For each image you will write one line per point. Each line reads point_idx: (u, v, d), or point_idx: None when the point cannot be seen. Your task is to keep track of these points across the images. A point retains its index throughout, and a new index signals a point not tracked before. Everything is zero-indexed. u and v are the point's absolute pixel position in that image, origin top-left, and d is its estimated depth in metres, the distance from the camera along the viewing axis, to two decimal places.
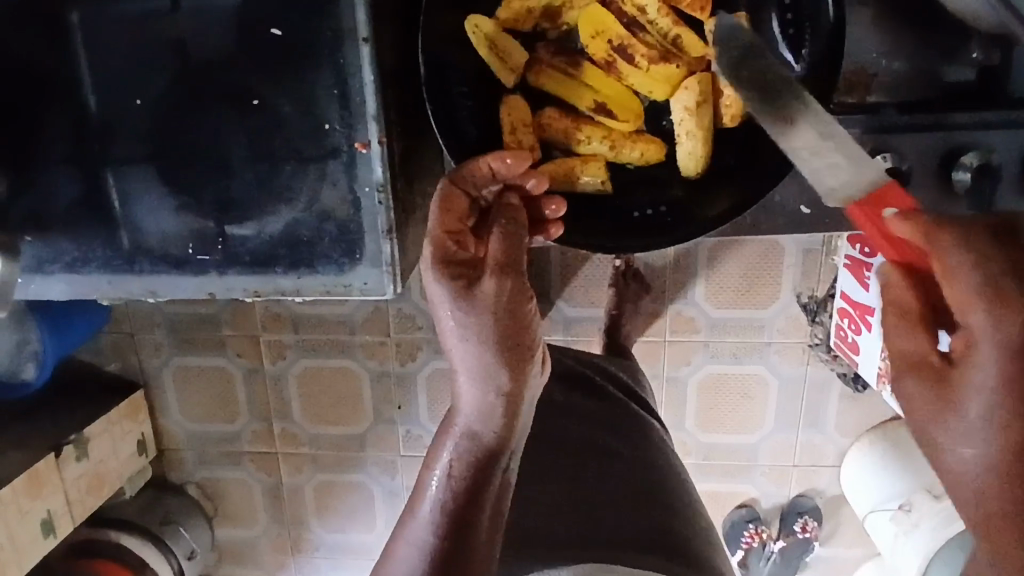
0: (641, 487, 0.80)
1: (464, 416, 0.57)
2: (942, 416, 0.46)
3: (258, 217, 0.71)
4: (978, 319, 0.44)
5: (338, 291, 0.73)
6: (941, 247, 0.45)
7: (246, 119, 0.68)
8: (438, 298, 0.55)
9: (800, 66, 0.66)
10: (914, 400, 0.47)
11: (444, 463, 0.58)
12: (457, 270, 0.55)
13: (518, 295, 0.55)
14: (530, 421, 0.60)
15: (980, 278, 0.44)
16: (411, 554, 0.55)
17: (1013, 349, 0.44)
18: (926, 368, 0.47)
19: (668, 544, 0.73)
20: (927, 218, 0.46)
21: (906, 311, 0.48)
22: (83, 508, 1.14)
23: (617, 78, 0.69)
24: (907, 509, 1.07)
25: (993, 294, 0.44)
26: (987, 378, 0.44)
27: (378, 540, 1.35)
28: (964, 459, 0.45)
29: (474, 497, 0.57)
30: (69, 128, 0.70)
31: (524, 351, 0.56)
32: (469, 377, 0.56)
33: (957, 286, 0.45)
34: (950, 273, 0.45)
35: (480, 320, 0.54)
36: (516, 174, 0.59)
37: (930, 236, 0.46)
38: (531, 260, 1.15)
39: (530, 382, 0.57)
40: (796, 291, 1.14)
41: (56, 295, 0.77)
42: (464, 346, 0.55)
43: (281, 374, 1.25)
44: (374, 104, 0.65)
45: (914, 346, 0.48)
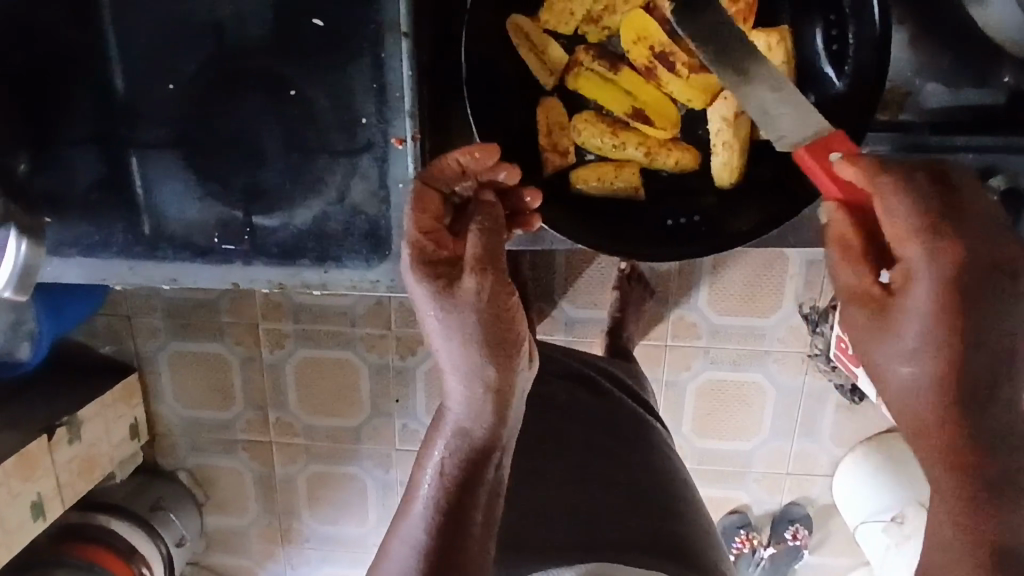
0: (646, 491, 0.80)
1: (453, 414, 0.57)
2: (881, 339, 0.48)
3: (287, 208, 0.71)
4: (913, 251, 0.46)
5: (364, 287, 0.72)
6: (881, 184, 0.47)
7: (281, 108, 0.68)
8: (420, 300, 0.54)
9: (840, 82, 0.67)
10: (860, 328, 0.49)
11: (435, 462, 0.58)
12: (436, 270, 0.54)
13: (499, 291, 0.53)
14: (521, 414, 0.59)
15: (908, 207, 0.46)
16: (405, 551, 0.55)
17: (948, 275, 0.45)
18: (869, 298, 0.49)
19: (674, 551, 0.73)
20: (870, 161, 0.48)
21: (846, 246, 0.50)
22: (73, 493, 1.13)
23: (656, 85, 0.69)
24: (901, 521, 1.09)
25: (923, 222, 0.46)
26: (921, 305, 0.46)
27: (369, 533, 1.35)
28: (904, 379, 0.47)
29: (466, 494, 0.57)
30: (91, 109, 0.70)
31: (510, 346, 0.54)
32: (457, 376, 0.55)
33: (890, 219, 0.47)
34: (884, 205, 0.47)
35: (463, 319, 0.53)
36: (486, 167, 0.56)
37: (870, 173, 0.47)
38: (538, 260, 1.15)
39: (518, 377, 0.56)
40: (798, 301, 1.14)
41: (73, 279, 0.74)
42: (448, 344, 0.54)
43: (279, 362, 1.24)
44: (411, 99, 0.65)
45: (856, 279, 0.49)
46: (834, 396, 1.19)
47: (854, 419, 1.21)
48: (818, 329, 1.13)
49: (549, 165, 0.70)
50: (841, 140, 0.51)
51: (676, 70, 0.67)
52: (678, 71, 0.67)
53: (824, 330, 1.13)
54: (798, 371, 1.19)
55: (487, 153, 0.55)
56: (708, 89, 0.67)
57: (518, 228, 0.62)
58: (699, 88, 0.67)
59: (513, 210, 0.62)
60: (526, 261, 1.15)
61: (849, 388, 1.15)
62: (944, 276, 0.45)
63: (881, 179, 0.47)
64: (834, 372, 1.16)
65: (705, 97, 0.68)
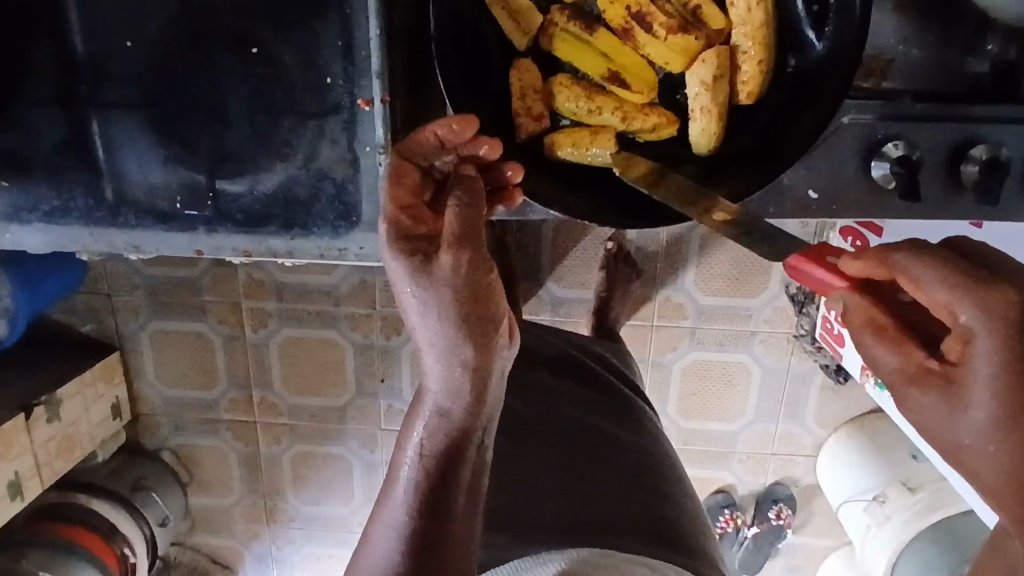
0: (632, 470, 0.79)
1: (432, 394, 0.54)
2: (955, 415, 0.39)
3: (251, 173, 0.69)
4: (968, 314, 0.38)
5: (332, 255, 0.71)
6: (897, 260, 0.40)
7: (247, 68, 0.66)
8: (396, 277, 0.50)
9: (820, 45, 0.66)
10: (927, 412, 0.40)
11: (415, 443, 0.56)
12: (412, 246, 0.50)
13: (478, 266, 0.49)
14: (503, 391, 0.56)
15: (937, 273, 0.39)
16: (386, 535, 0.55)
17: (1011, 333, 0.37)
18: (926, 376, 0.40)
19: (662, 532, 0.73)
20: (875, 250, 0.41)
21: (881, 326, 0.41)
22: (52, 472, 1.11)
23: (633, 47, 0.67)
24: (882, 500, 1.07)
25: (962, 283, 0.38)
26: (990, 369, 0.38)
27: (354, 513, 1.34)
28: (987, 454, 0.39)
29: (447, 473, 0.55)
30: (58, 72, 0.67)
31: (490, 324, 0.51)
32: (434, 356, 0.52)
33: (925, 292, 0.39)
34: (911, 280, 0.39)
35: (440, 295, 0.49)
36: (466, 140, 0.54)
37: (878, 254, 0.41)
38: (524, 239, 1.13)
39: (498, 355, 0.53)
40: (785, 282, 1.13)
41: (34, 245, 0.73)
42: (425, 322, 0.51)
43: (262, 342, 1.22)
44: (379, 59, 0.64)
45: (904, 360, 0.41)
46: (819, 378, 1.19)
47: (839, 399, 1.20)
48: (804, 310, 1.12)
49: (523, 129, 0.69)
50: (829, 248, 0.45)
51: (653, 31, 0.65)
52: (656, 32, 0.65)
53: (811, 310, 1.12)
54: (783, 353, 1.18)
55: (466, 125, 0.53)
56: (686, 52, 0.66)
57: (501, 204, 0.60)
58: (677, 51, 0.66)
59: (496, 185, 0.59)
60: (512, 240, 1.13)
61: (835, 368, 1.15)
62: (1009, 331, 0.37)
63: (896, 256, 0.40)
64: (821, 352, 1.14)
65: (684, 61, 0.66)
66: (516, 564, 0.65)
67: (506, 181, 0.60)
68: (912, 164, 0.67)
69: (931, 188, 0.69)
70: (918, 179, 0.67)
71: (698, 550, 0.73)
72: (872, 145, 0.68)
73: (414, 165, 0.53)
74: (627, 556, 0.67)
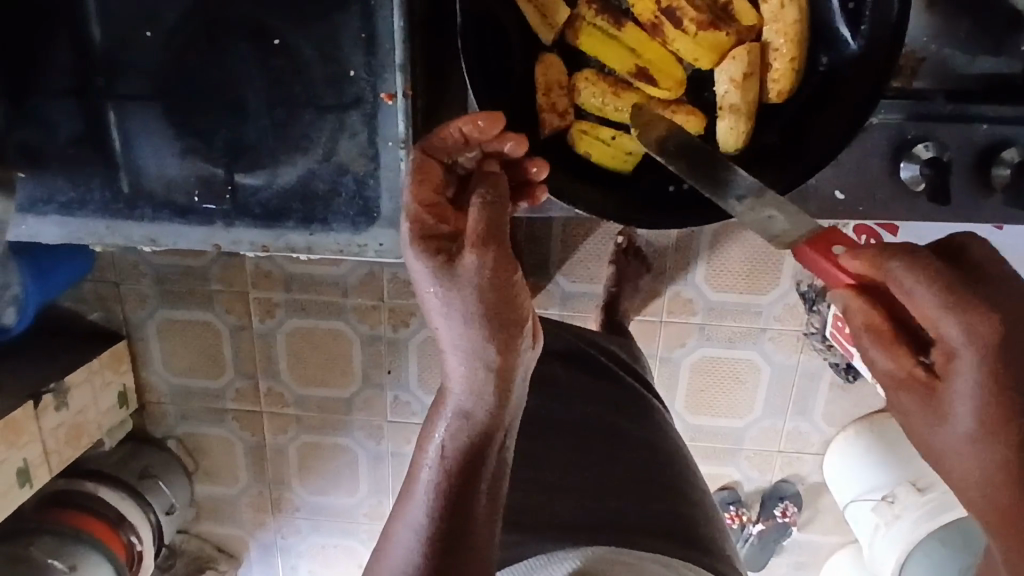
0: (648, 464, 0.79)
1: (454, 395, 0.53)
2: (937, 422, 0.48)
3: (271, 166, 0.68)
4: (951, 332, 0.44)
5: (351, 252, 0.70)
6: (892, 271, 0.46)
7: (264, 59, 0.65)
8: (418, 276, 0.49)
9: (856, 43, 0.65)
10: (911, 412, 0.49)
11: (436, 445, 0.54)
12: (435, 245, 0.49)
13: (502, 268, 0.48)
14: (525, 393, 0.55)
15: (930, 291, 0.44)
16: (406, 537, 0.54)
17: (992, 354, 0.44)
18: (913, 381, 0.48)
19: (685, 530, 0.72)
20: (874, 251, 0.47)
21: (879, 331, 0.48)
22: (61, 460, 1.11)
23: (662, 42, 0.66)
24: (891, 500, 1.07)
25: (951, 301, 0.44)
26: (970, 388, 0.45)
27: (359, 504, 1.34)
28: (969, 462, 0.47)
29: (469, 475, 0.54)
30: (71, 59, 0.66)
31: (514, 325, 0.50)
32: (456, 355, 0.51)
33: (915, 304, 0.45)
34: (902, 290, 0.45)
35: (463, 295, 0.49)
36: (491, 137, 0.53)
37: (874, 261, 0.47)
38: (533, 233, 1.12)
39: (521, 357, 0.52)
40: (796, 278, 1.12)
41: (51, 238, 0.72)
42: (447, 322, 0.50)
43: (270, 332, 1.22)
44: (402, 52, 0.63)
45: (897, 367, 0.48)
46: (828, 375, 1.18)
47: (849, 398, 1.19)
48: (814, 308, 1.11)
49: (547, 125, 0.69)
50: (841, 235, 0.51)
51: (683, 27, 0.64)
52: (686, 28, 0.64)
53: (821, 308, 1.10)
54: (794, 351, 1.17)
55: (492, 122, 0.52)
56: (716, 48, 0.65)
57: (523, 200, 0.60)
58: (706, 47, 0.64)
59: (518, 182, 0.58)
60: (521, 234, 1.12)
61: (844, 366, 1.14)
62: (988, 361, 0.44)
63: (892, 268, 0.46)
64: (830, 351, 1.14)
65: (713, 57, 0.65)
66: (528, 563, 0.65)
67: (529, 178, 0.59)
68: (942, 165, 0.65)
69: (958, 187, 0.69)
70: (947, 179, 0.65)
71: (715, 546, 0.72)
72: (900, 145, 0.68)
73: (436, 161, 0.52)
74: (647, 555, 0.66)
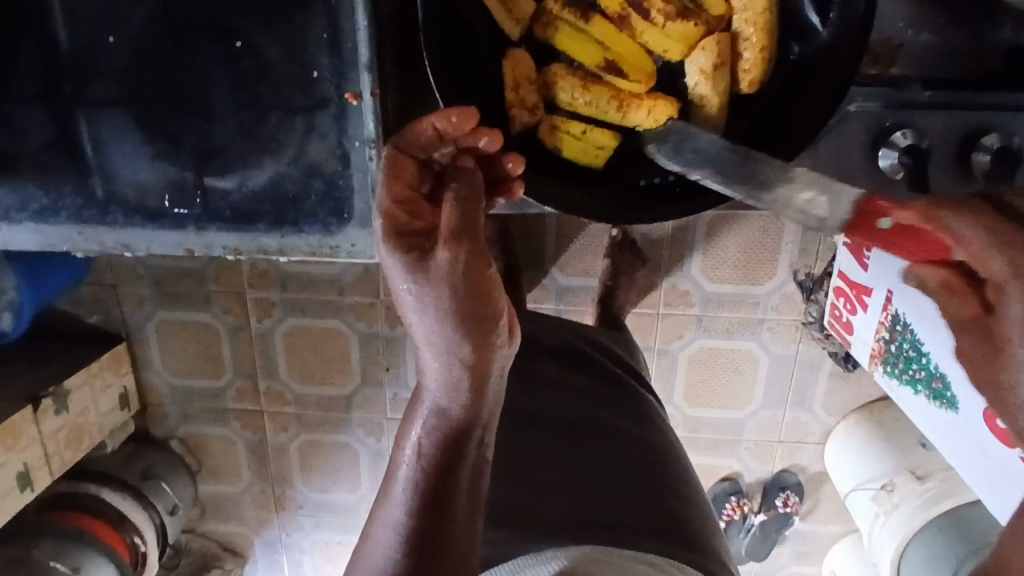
0: (641, 459, 0.79)
1: (430, 392, 0.53)
2: (993, 355, 0.47)
3: (240, 169, 0.68)
4: (999, 265, 0.45)
5: (324, 252, 0.71)
6: (943, 219, 0.48)
7: (233, 62, 0.65)
8: (393, 273, 0.49)
9: (826, 32, 0.64)
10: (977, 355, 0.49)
11: (413, 442, 0.54)
12: (409, 242, 0.49)
13: (476, 265, 0.48)
14: (501, 390, 0.56)
15: (978, 232, 0.46)
16: (385, 535, 0.53)
17: None
18: (971, 321, 0.48)
19: (674, 532, 0.71)
20: (921, 204, 0.49)
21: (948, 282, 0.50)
22: (60, 462, 1.12)
23: (631, 34, 0.66)
24: (890, 489, 1.06)
25: (1000, 242, 0.45)
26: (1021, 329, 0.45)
27: (362, 500, 1.35)
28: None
29: (447, 471, 0.54)
30: (47, 66, 0.66)
31: (488, 321, 0.50)
32: (431, 352, 0.51)
33: (967, 247, 0.47)
34: (954, 236, 0.47)
35: (438, 293, 0.48)
36: (465, 132, 0.52)
37: (925, 213, 0.48)
38: (527, 227, 1.12)
39: (497, 353, 0.52)
40: (792, 269, 1.11)
41: (27, 245, 0.73)
42: (422, 320, 0.50)
43: (267, 332, 1.22)
44: (368, 51, 0.63)
45: (963, 310, 0.49)
46: (827, 364, 1.17)
47: (849, 388, 1.19)
48: (812, 297, 1.11)
49: (517, 121, 0.68)
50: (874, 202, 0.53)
51: (651, 18, 0.64)
52: (654, 19, 0.64)
53: (818, 297, 1.10)
54: (791, 341, 1.17)
55: (467, 117, 0.51)
56: (684, 39, 0.64)
57: (500, 196, 0.59)
58: (674, 38, 0.64)
59: (494, 178, 0.58)
60: (516, 228, 1.12)
61: (843, 355, 1.14)
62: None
63: (942, 216, 0.47)
64: (828, 340, 1.13)
65: (683, 49, 0.65)
66: (519, 561, 0.64)
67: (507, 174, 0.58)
68: (920, 153, 0.66)
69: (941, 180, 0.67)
70: (926, 168, 0.66)
71: (704, 545, 0.72)
72: (880, 133, 0.67)
73: (410, 157, 0.51)
74: (629, 554, 0.65)
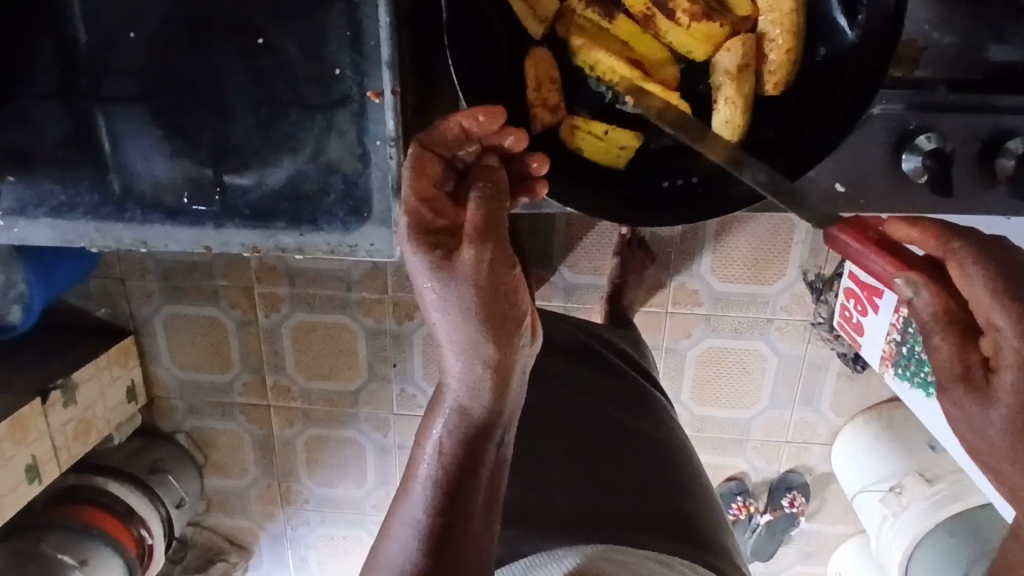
0: (654, 458, 0.78)
1: (451, 391, 0.52)
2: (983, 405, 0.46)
3: (258, 166, 0.68)
4: (1002, 320, 0.44)
5: (342, 251, 0.71)
6: (953, 250, 0.46)
7: (252, 59, 0.65)
8: (416, 271, 0.49)
9: (853, 33, 0.63)
10: (964, 404, 0.47)
11: (434, 441, 0.53)
12: (434, 239, 0.49)
13: (500, 263, 0.48)
14: (523, 391, 0.55)
15: (984, 273, 0.45)
16: (404, 534, 0.52)
17: None
18: (966, 373, 0.46)
19: (685, 533, 0.70)
20: (934, 227, 0.48)
21: (945, 323, 0.47)
22: (69, 455, 1.12)
23: (655, 35, 0.65)
24: (899, 491, 1.05)
25: (1001, 289, 0.44)
26: (1016, 380, 0.44)
27: (367, 495, 1.35)
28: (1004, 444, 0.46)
29: (467, 471, 0.53)
30: (63, 60, 0.66)
31: (511, 321, 0.49)
32: (454, 351, 0.50)
33: (970, 288, 0.45)
34: (961, 275, 0.46)
35: (461, 291, 0.48)
36: (491, 131, 0.53)
37: (938, 237, 0.47)
38: (536, 225, 1.11)
39: (520, 353, 0.51)
40: (803, 268, 1.11)
41: (42, 241, 0.72)
42: (446, 319, 0.49)
43: (275, 327, 1.22)
44: (388, 49, 0.62)
45: (957, 359, 0.46)
46: (836, 364, 1.17)
47: (858, 388, 1.18)
48: (822, 297, 1.09)
49: (538, 120, 0.68)
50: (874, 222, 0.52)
51: (676, 18, 0.63)
52: (678, 19, 0.63)
53: (828, 298, 1.09)
54: (800, 341, 1.16)
55: (492, 117, 0.52)
56: (709, 39, 0.64)
57: (523, 195, 0.58)
58: (700, 39, 0.64)
59: (518, 176, 0.58)
60: (524, 225, 1.11)
61: (852, 356, 1.12)
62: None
63: (953, 245, 0.47)
64: (837, 340, 1.12)
65: (707, 49, 0.65)
66: (533, 559, 0.64)
67: (530, 173, 0.58)
68: (944, 157, 0.66)
69: (963, 179, 0.68)
70: (949, 172, 0.66)
71: (716, 546, 0.71)
72: (903, 136, 0.67)
73: (436, 155, 0.52)
74: (657, 557, 0.65)
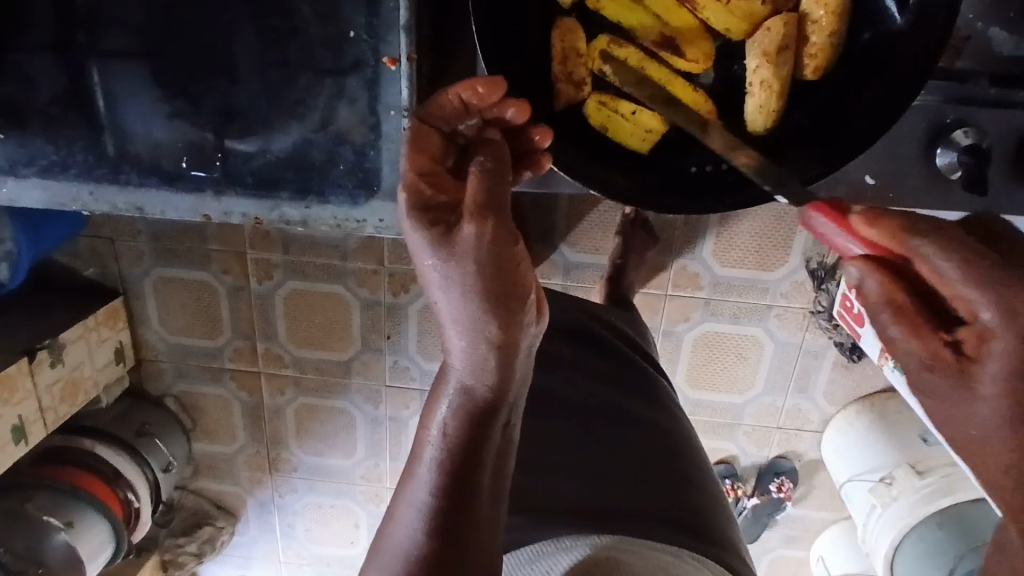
0: (659, 444, 0.77)
1: (456, 371, 0.50)
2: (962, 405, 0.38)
3: (263, 133, 0.65)
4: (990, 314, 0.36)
5: (349, 226, 0.68)
6: (918, 247, 0.38)
7: (260, 17, 0.61)
8: (416, 249, 0.46)
9: (902, 19, 0.61)
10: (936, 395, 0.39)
11: (439, 423, 0.51)
12: (433, 215, 0.46)
13: (503, 240, 0.44)
14: (529, 371, 0.53)
15: (960, 261, 0.37)
16: (410, 516, 0.50)
17: None
18: (942, 365, 0.38)
19: (691, 524, 0.68)
20: (894, 218, 0.39)
21: (901, 308, 0.38)
22: (56, 416, 1.10)
23: (691, 9, 0.63)
24: (889, 482, 1.05)
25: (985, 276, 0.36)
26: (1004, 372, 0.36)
27: (356, 466, 1.34)
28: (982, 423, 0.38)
29: (473, 454, 0.51)
30: (56, 10, 0.62)
31: (515, 299, 0.46)
32: (457, 331, 0.48)
33: (950, 286, 0.37)
34: (925, 266, 0.38)
35: (462, 269, 0.45)
36: (491, 103, 0.51)
37: (898, 236, 0.38)
38: (538, 203, 1.08)
39: (524, 331, 0.48)
40: (806, 256, 1.09)
41: (32, 203, 0.69)
42: (447, 296, 0.46)
43: (267, 294, 1.19)
44: (407, 13, 0.59)
45: (920, 347, 0.38)
46: (832, 354, 1.16)
47: (854, 378, 1.18)
48: (823, 286, 1.08)
49: (563, 96, 0.66)
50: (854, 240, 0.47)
51: None
52: None
53: (829, 287, 1.07)
54: (799, 328, 1.15)
55: (492, 87, 0.50)
56: (748, 17, 0.63)
57: (528, 169, 0.57)
58: (739, 15, 0.62)
59: (521, 152, 0.57)
60: (528, 199, 1.08)
61: (848, 346, 1.11)
62: None
63: (916, 243, 0.38)
64: (835, 330, 1.10)
65: (745, 26, 0.63)
66: (534, 550, 0.63)
67: (533, 147, 0.57)
68: (981, 152, 0.64)
69: (994, 173, 0.68)
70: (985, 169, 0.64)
71: (722, 536, 0.70)
72: (939, 130, 0.67)
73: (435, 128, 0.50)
74: (680, 553, 0.64)
